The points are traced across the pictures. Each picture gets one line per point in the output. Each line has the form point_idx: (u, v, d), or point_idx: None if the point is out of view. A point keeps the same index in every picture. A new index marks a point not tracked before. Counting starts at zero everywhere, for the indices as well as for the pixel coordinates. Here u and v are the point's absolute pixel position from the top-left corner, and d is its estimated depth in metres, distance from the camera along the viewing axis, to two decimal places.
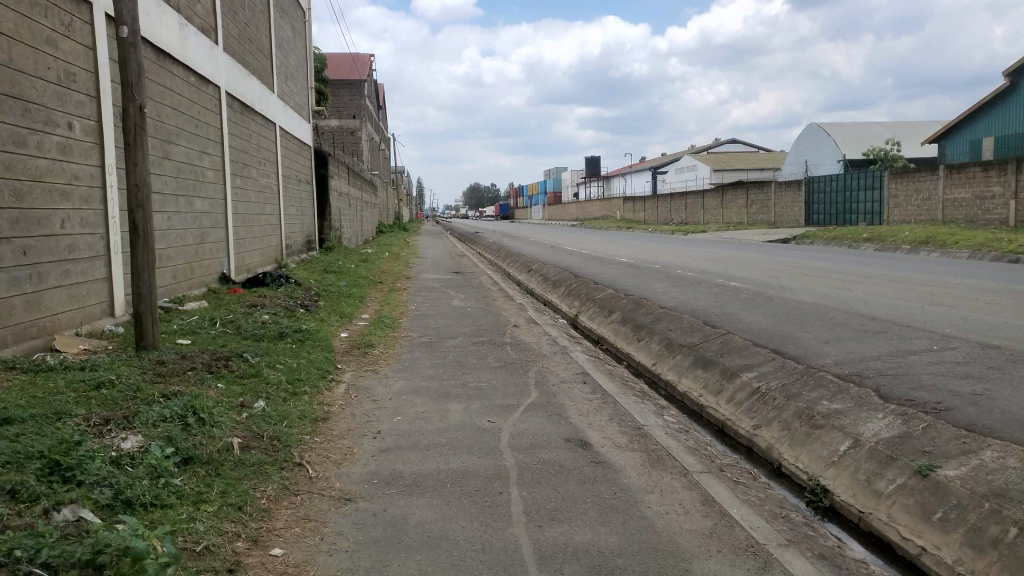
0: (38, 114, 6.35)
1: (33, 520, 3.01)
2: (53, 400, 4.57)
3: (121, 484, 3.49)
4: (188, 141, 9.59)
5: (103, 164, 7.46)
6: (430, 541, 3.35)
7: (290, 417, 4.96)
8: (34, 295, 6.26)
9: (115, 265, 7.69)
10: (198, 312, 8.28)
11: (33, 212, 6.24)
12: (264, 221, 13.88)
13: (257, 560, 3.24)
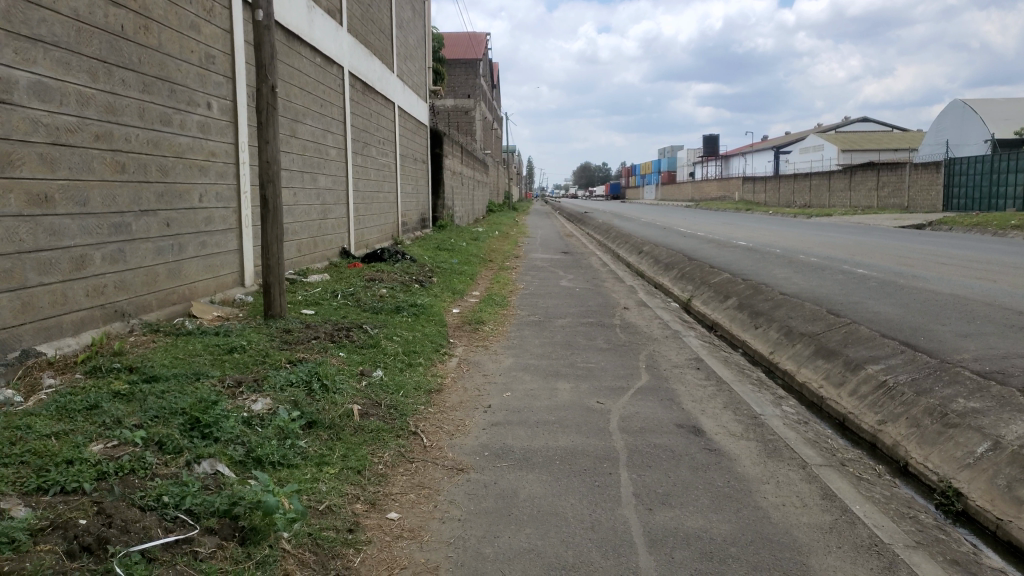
0: (182, 95, 6.78)
1: (177, 471, 3.32)
2: (193, 362, 4.94)
3: (253, 443, 3.73)
4: (314, 120, 10.01)
5: (238, 142, 7.90)
6: (540, 516, 3.39)
7: (406, 387, 5.14)
8: (177, 264, 6.73)
9: (247, 237, 8.15)
10: (321, 284, 8.67)
11: (176, 186, 6.69)
12: (382, 199, 14.31)
13: (375, 522, 3.39)
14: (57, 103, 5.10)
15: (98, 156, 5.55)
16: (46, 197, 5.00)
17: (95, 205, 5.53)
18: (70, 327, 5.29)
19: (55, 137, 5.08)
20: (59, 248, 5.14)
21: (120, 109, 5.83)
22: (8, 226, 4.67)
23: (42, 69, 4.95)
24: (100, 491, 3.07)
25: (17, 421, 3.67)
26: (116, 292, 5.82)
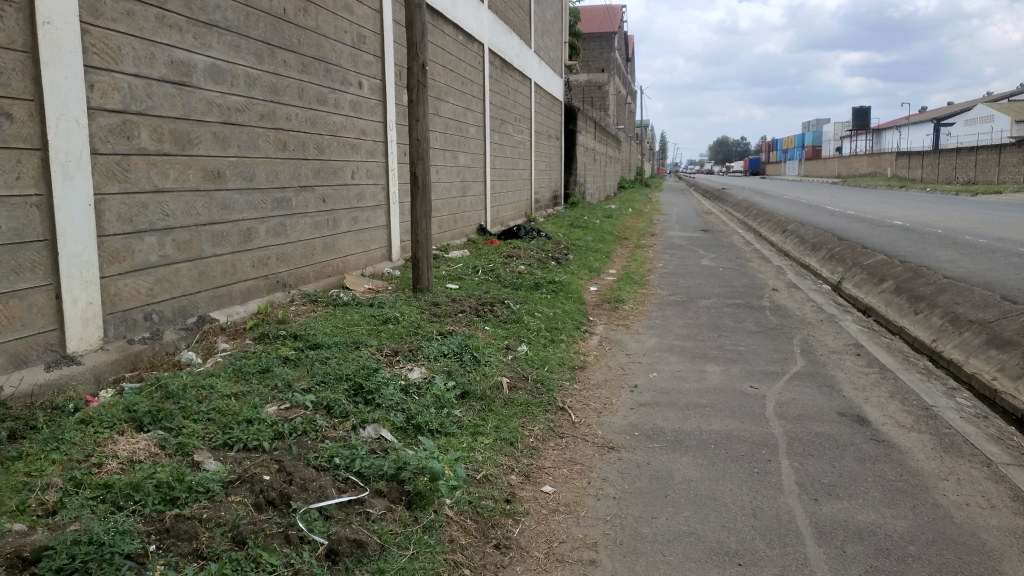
0: (336, 75, 7.06)
1: (345, 434, 3.48)
2: (351, 331, 5.18)
3: (412, 410, 3.86)
4: (455, 98, 10.18)
5: (386, 120, 8.15)
6: (698, 500, 3.33)
7: (552, 362, 5.18)
8: (331, 238, 7.06)
9: (393, 213, 8.44)
10: (462, 260, 8.86)
11: (331, 163, 6.99)
12: (517, 176, 14.43)
13: (531, 494, 3.43)
14: (229, 85, 5.43)
15: (263, 134, 5.87)
16: (219, 173, 5.35)
17: (260, 181, 5.87)
18: (240, 295, 5.68)
19: (227, 116, 5.41)
20: (230, 221, 5.49)
21: (282, 89, 6.14)
22: (188, 200, 5.03)
23: (216, 52, 5.27)
24: (279, 450, 3.27)
25: (201, 380, 3.98)
26: (278, 264, 6.17)
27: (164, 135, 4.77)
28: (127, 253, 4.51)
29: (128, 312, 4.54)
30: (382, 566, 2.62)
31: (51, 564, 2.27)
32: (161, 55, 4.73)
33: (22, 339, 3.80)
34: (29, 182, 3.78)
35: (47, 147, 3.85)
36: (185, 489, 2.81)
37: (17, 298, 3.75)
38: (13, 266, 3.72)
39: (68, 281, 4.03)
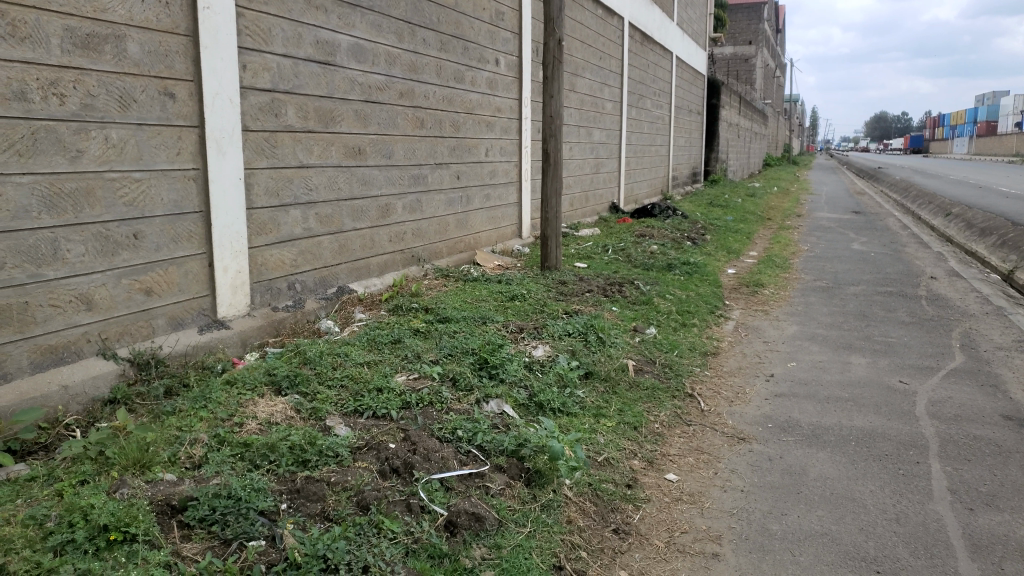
0: (474, 53, 7.12)
1: (469, 407, 3.53)
2: (479, 306, 5.25)
3: (535, 388, 3.86)
4: (592, 73, 10.04)
5: (521, 97, 8.15)
6: (833, 499, 3.11)
7: (682, 347, 5.02)
8: (465, 215, 7.18)
9: (526, 190, 8.47)
10: (593, 239, 8.77)
11: (466, 141, 7.08)
12: (654, 153, 14.09)
13: (653, 481, 3.34)
14: (371, 64, 5.59)
15: (402, 112, 6.02)
16: (360, 150, 5.54)
17: (398, 157, 6.03)
18: (376, 268, 5.89)
19: (368, 95, 5.58)
20: (368, 196, 5.68)
21: (421, 67, 6.25)
22: (330, 175, 5.24)
23: (359, 32, 5.43)
24: (405, 419, 3.36)
25: (337, 348, 4.15)
26: (413, 239, 6.35)
27: (309, 113, 4.98)
28: (274, 225, 4.76)
29: (274, 281, 4.80)
30: (499, 542, 2.63)
31: (195, 513, 2.49)
32: (308, 36, 4.92)
33: (179, 303, 4.12)
34: (188, 157, 4.07)
35: (204, 124, 4.11)
36: (316, 452, 2.94)
37: (175, 265, 4.06)
38: (172, 235, 4.02)
39: (220, 250, 4.31)
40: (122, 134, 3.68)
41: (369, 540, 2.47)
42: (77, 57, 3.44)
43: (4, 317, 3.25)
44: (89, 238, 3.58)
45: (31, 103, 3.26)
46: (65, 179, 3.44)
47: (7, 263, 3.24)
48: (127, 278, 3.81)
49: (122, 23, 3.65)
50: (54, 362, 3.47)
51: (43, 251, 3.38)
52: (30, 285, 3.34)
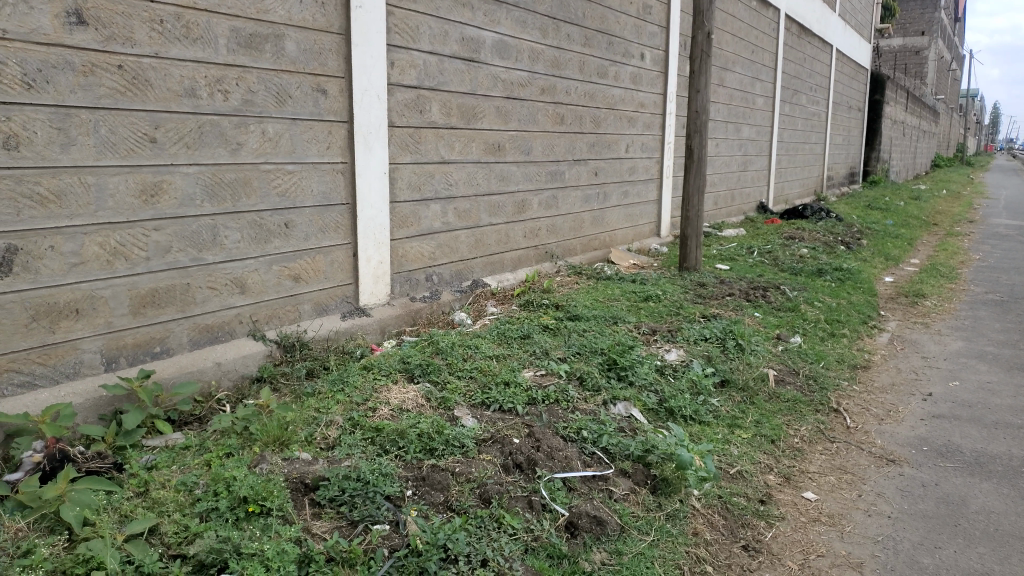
0: (619, 47, 7.01)
1: (595, 408, 3.48)
2: (612, 306, 5.17)
3: (666, 393, 3.74)
4: (743, 67, 9.63)
5: (665, 93, 7.95)
6: (998, 537, 2.80)
7: (828, 358, 4.71)
8: (601, 212, 7.10)
9: (666, 188, 8.27)
10: (736, 240, 8.43)
11: (607, 137, 7.00)
12: (807, 152, 13.36)
13: (789, 498, 3.14)
14: (514, 60, 5.63)
15: (543, 108, 6.02)
16: (500, 146, 5.59)
17: (537, 154, 6.04)
18: (511, 263, 5.94)
19: (510, 91, 5.63)
20: (506, 192, 5.73)
21: (564, 63, 6.23)
22: (469, 171, 5.33)
23: (504, 29, 5.48)
24: (531, 415, 3.36)
25: (468, 340, 4.21)
26: (548, 235, 6.35)
27: (452, 109, 5.09)
28: (415, 219, 4.89)
29: (413, 273, 4.94)
30: (621, 549, 2.56)
31: (326, 493, 2.61)
32: (453, 33, 5.02)
33: (323, 290, 4.33)
34: (336, 151, 4.26)
35: (352, 119, 4.29)
36: (443, 442, 2.99)
37: (321, 254, 4.27)
38: (320, 225, 4.23)
39: (363, 241, 4.49)
40: (277, 129, 3.91)
41: (488, 534, 2.48)
42: (240, 56, 3.67)
43: (169, 297, 3.54)
44: (245, 226, 3.83)
45: (199, 99, 3.52)
46: (225, 170, 3.69)
47: (173, 248, 3.52)
48: (277, 264, 4.04)
49: (281, 23, 3.87)
50: (210, 341, 3.74)
51: (204, 237, 3.65)
52: (192, 268, 3.62)
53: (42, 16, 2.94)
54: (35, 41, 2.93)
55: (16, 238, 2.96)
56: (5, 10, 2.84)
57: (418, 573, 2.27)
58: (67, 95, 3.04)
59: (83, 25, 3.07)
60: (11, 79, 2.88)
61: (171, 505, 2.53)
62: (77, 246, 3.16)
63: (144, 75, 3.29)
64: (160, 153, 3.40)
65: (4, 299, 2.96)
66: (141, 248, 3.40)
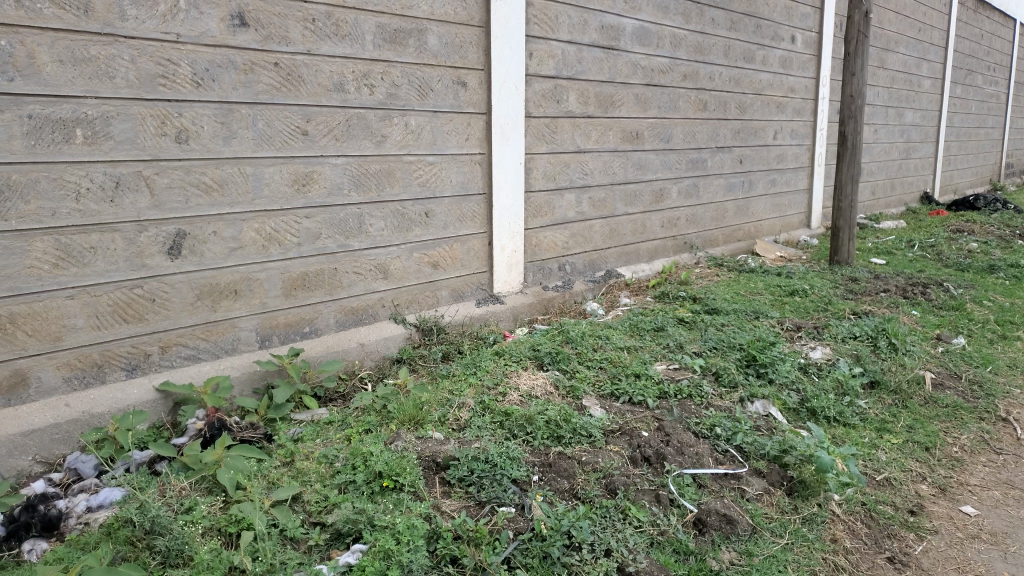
0: (768, 30, 6.70)
1: (730, 405, 3.36)
2: (753, 300, 4.98)
3: (808, 392, 3.55)
4: (908, 47, 8.93)
5: (819, 76, 7.53)
6: None
7: (998, 362, 4.29)
8: (745, 202, 6.83)
9: (818, 176, 7.83)
10: (896, 232, 7.85)
11: (753, 123, 6.72)
12: (982, 136, 12.21)
13: (944, 511, 2.89)
14: (655, 46, 5.51)
15: (684, 95, 5.87)
16: (638, 134, 5.50)
17: (677, 142, 5.89)
18: (647, 254, 5.84)
19: (650, 78, 5.52)
20: (643, 180, 5.64)
21: (708, 48, 6.03)
22: (606, 160, 5.28)
23: (645, 15, 5.38)
24: (661, 409, 3.30)
25: (600, 330, 4.19)
26: (688, 225, 6.19)
27: (590, 98, 5.06)
28: (549, 208, 4.92)
29: (546, 261, 4.98)
30: (751, 550, 2.46)
31: (456, 472, 2.69)
32: (593, 21, 4.98)
33: (460, 277, 4.45)
34: (475, 142, 4.36)
35: (491, 111, 4.37)
36: (570, 431, 3.00)
37: (458, 242, 4.39)
38: (458, 214, 4.35)
39: (499, 230, 4.56)
40: (419, 121, 4.05)
41: (613, 525, 2.46)
42: (385, 51, 3.83)
43: (317, 281, 3.77)
44: (388, 215, 4.00)
45: (347, 93, 3.71)
46: (370, 161, 3.87)
47: (322, 235, 3.74)
48: (418, 252, 4.19)
49: (424, 18, 3.99)
50: (355, 323, 3.96)
51: (350, 225, 3.85)
52: (339, 254, 3.83)
53: (210, 20, 3.20)
54: (203, 43, 3.19)
55: (185, 223, 3.25)
56: (179, 16, 3.11)
57: (541, 557, 2.30)
58: (230, 92, 3.30)
59: (245, 26, 3.30)
60: (183, 79, 3.15)
61: (313, 476, 2.71)
62: (237, 232, 3.43)
63: (298, 71, 3.51)
64: (311, 146, 3.62)
65: (174, 280, 3.26)
66: (294, 234, 3.64)
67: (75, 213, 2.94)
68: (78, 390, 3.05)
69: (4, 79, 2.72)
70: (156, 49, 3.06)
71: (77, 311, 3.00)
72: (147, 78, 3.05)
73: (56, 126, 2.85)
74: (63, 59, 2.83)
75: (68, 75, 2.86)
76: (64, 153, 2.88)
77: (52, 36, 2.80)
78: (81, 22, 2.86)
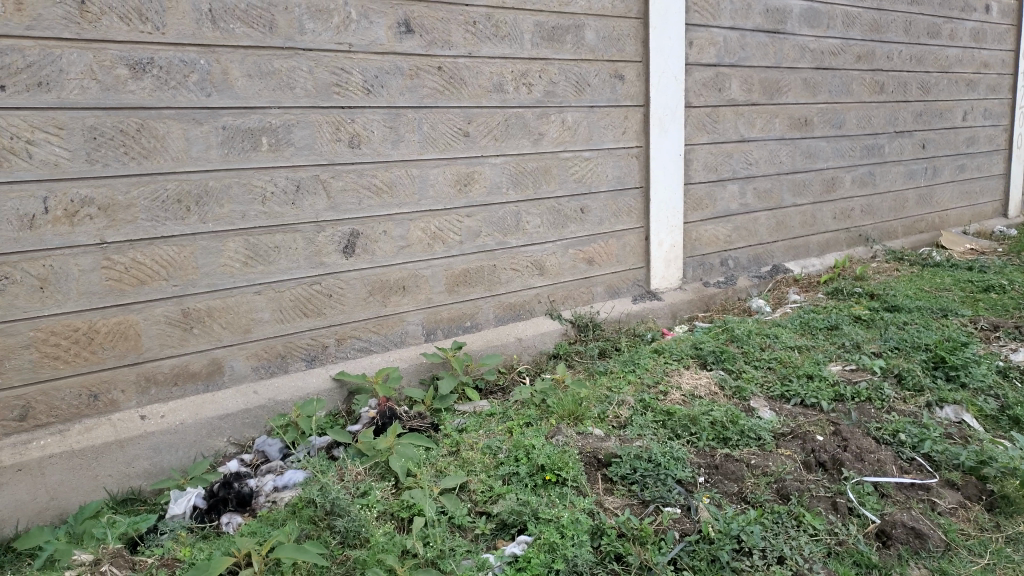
0: (956, 1, 6.12)
1: (916, 410, 3.10)
2: (940, 296, 4.57)
3: (1011, 398, 3.18)
4: None
5: (1017, 49, 6.79)
6: None
7: None
8: (929, 190, 6.29)
9: (1017, 160, 7.07)
10: None
11: (938, 103, 6.17)
12: None
13: None
14: (826, 27, 5.19)
15: (858, 77, 5.48)
16: (807, 121, 5.20)
17: (850, 127, 5.52)
18: (817, 247, 5.51)
19: (820, 61, 5.21)
20: (813, 169, 5.32)
21: (886, 25, 5.60)
22: (772, 149, 5.04)
23: None
24: (837, 412, 3.10)
25: (767, 329, 4.01)
26: (863, 216, 5.78)
27: (754, 85, 4.85)
28: (710, 200, 4.76)
29: (707, 257, 4.82)
30: (946, 568, 2.23)
31: (619, 470, 2.67)
32: (757, 5, 4.77)
33: (616, 273, 4.40)
34: (632, 136, 4.30)
35: (649, 104, 4.29)
36: (737, 432, 2.90)
37: (614, 238, 4.34)
38: (614, 209, 4.31)
39: (657, 225, 4.48)
40: (576, 117, 4.05)
41: (786, 531, 2.34)
42: (543, 49, 3.86)
43: (478, 277, 3.86)
44: (544, 212, 4.03)
45: (506, 93, 3.78)
46: (528, 159, 3.92)
47: (482, 232, 3.83)
48: (574, 248, 4.19)
49: (582, 14, 3.98)
50: (513, 318, 4.02)
51: (508, 222, 3.91)
52: (498, 251, 3.91)
53: (379, 29, 3.36)
54: (373, 52, 3.35)
55: (358, 224, 3.43)
56: (351, 27, 3.28)
57: (709, 561, 2.22)
58: (397, 97, 3.44)
59: (410, 33, 3.44)
60: (355, 87, 3.33)
61: (479, 466, 2.78)
62: (404, 231, 3.58)
63: (460, 74, 3.62)
64: (472, 146, 3.71)
65: (349, 276, 3.45)
66: (456, 232, 3.74)
67: (262, 215, 3.18)
68: (265, 378, 3.30)
69: (202, 94, 2.98)
70: (331, 59, 3.25)
71: (264, 305, 3.25)
72: (323, 87, 3.25)
73: (245, 135, 3.09)
74: (251, 74, 3.07)
75: (256, 88, 3.09)
76: (252, 161, 3.12)
77: (243, 52, 3.04)
78: (267, 38, 3.09)
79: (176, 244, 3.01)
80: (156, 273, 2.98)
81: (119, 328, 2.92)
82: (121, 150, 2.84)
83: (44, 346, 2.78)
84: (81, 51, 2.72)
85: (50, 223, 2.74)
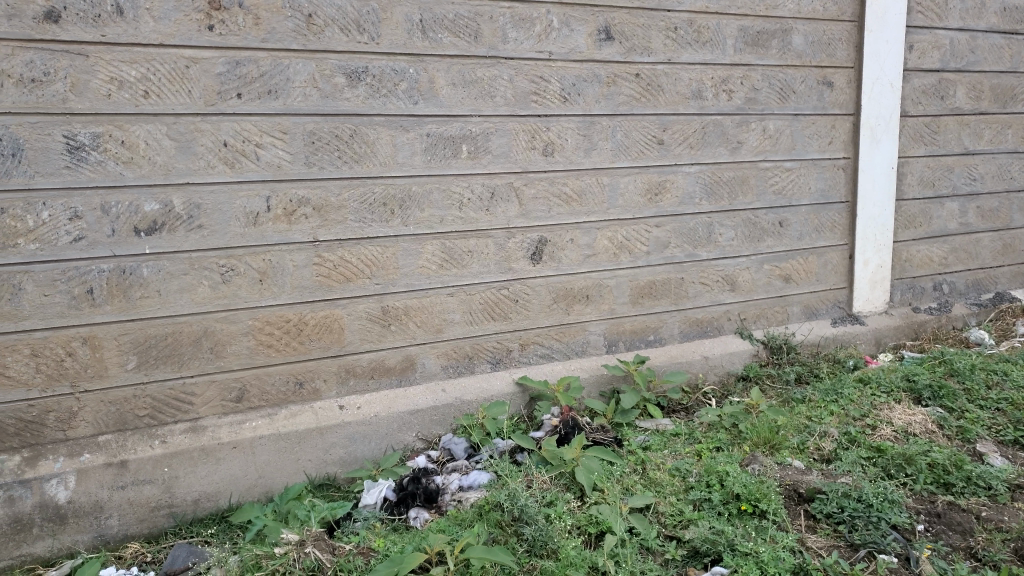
0: None
1: None
2: None
3: None
4: None
5: None
6: None
7: None
8: None
9: None
10: None
11: None
12: None
13: None
14: None
15: None
16: None
17: None
18: None
19: None
20: None
21: None
22: (1001, 163, 4.51)
23: None
24: None
25: (993, 364, 3.57)
26: None
27: (983, 92, 4.36)
28: (925, 218, 4.33)
29: (918, 279, 4.39)
30: None
31: (823, 507, 2.46)
32: (991, 3, 4.30)
33: (815, 293, 4.11)
34: (839, 146, 4.00)
35: (860, 111, 3.98)
36: (962, 478, 2.59)
37: (815, 255, 4.06)
38: (816, 224, 4.03)
39: (863, 243, 4.13)
40: (778, 125, 3.82)
41: None
42: (746, 55, 3.69)
43: (664, 290, 3.74)
44: (739, 225, 3.84)
45: (705, 100, 3.64)
46: (724, 169, 3.75)
47: (671, 243, 3.71)
48: (769, 264, 3.96)
49: (791, 17, 3.76)
50: (699, 334, 3.85)
51: (700, 234, 3.76)
52: (686, 264, 3.76)
53: (580, 36, 3.34)
54: (573, 59, 3.34)
55: (547, 231, 3.43)
56: (552, 35, 3.29)
57: None
58: (594, 105, 3.41)
59: (610, 40, 3.39)
60: (553, 95, 3.33)
61: (668, 488, 2.67)
62: (592, 239, 3.53)
63: (658, 81, 3.52)
64: (666, 154, 3.60)
65: (536, 283, 3.46)
66: (644, 243, 3.65)
67: (458, 220, 3.25)
68: (452, 377, 3.36)
69: (410, 102, 3.09)
70: (532, 68, 3.27)
71: (455, 307, 3.32)
72: (523, 95, 3.27)
73: (447, 142, 3.18)
74: (456, 82, 3.16)
75: (459, 96, 3.17)
76: (452, 167, 3.20)
77: (448, 61, 3.13)
78: (471, 47, 3.15)
79: (380, 245, 3.14)
80: (361, 271, 3.12)
81: (325, 322, 3.09)
82: (335, 154, 3.00)
83: (260, 334, 2.99)
84: (306, 61, 2.90)
85: (271, 221, 2.94)
